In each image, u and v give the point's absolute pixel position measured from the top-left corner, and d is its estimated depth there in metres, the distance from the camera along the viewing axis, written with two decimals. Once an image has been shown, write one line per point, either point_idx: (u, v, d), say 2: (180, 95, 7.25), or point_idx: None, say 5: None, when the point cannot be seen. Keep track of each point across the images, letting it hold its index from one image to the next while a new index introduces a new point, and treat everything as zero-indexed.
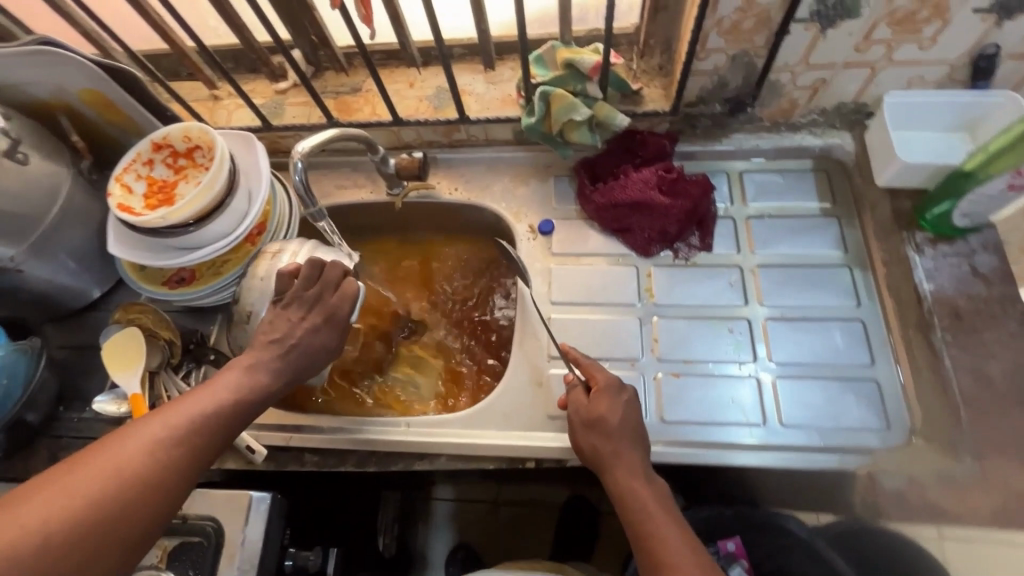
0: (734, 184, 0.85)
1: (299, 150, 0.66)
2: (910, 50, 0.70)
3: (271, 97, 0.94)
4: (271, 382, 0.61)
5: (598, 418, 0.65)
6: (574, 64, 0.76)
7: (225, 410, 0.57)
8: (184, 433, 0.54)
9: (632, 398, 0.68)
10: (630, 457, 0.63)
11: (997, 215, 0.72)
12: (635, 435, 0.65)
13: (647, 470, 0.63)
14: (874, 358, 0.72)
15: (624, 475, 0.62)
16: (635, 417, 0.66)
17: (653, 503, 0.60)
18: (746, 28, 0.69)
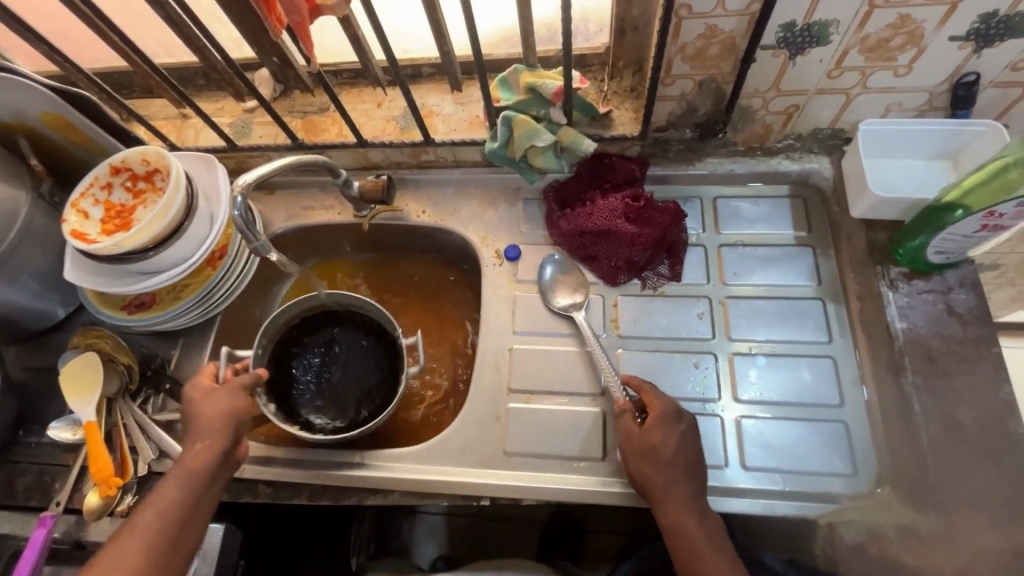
0: (707, 210, 0.82)
1: (241, 183, 0.65)
2: (885, 76, 0.67)
3: (239, 116, 0.92)
4: (213, 449, 0.63)
5: (660, 456, 0.62)
6: (536, 89, 0.74)
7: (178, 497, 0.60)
8: (162, 545, 0.57)
9: (689, 427, 0.65)
10: (681, 493, 0.61)
11: (976, 250, 0.68)
12: (687, 473, 0.62)
13: (698, 509, 0.60)
14: (843, 399, 0.69)
15: (675, 509, 0.60)
16: (692, 450, 0.63)
17: (707, 545, 0.57)
18: (711, 55, 0.67)
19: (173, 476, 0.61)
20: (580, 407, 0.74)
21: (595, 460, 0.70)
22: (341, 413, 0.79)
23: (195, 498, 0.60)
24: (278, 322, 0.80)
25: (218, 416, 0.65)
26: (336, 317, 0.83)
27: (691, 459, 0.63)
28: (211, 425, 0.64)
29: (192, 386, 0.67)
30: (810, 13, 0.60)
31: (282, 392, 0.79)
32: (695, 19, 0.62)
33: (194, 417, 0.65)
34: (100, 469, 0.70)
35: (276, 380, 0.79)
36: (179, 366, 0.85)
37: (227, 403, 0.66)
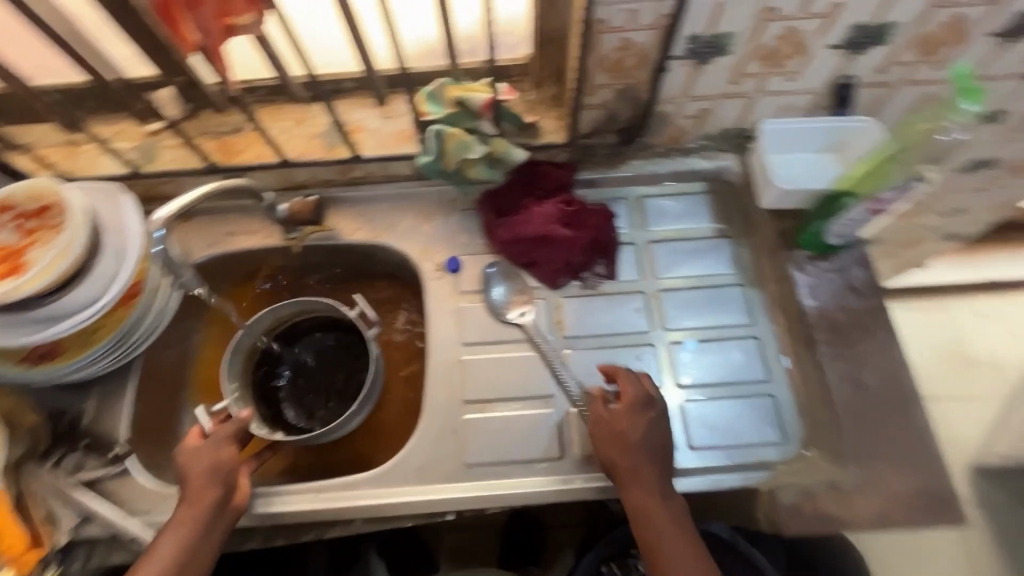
0: (634, 209, 0.87)
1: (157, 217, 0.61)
2: (780, 81, 0.74)
3: (141, 140, 0.85)
4: (205, 500, 0.63)
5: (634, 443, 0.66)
6: (464, 102, 0.74)
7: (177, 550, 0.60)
8: None
9: (659, 414, 0.68)
10: (647, 476, 0.65)
11: (864, 232, 0.77)
12: (658, 457, 0.66)
13: (663, 492, 0.65)
14: (770, 374, 0.76)
15: (641, 493, 0.64)
16: (659, 436, 0.67)
17: (667, 529, 0.63)
18: (628, 65, 0.71)
19: (169, 530, 0.61)
20: (534, 410, 0.76)
21: (554, 460, 0.73)
22: (339, 405, 0.85)
23: (196, 547, 0.61)
24: (242, 367, 0.82)
25: (205, 472, 0.64)
26: (296, 335, 0.87)
27: (663, 440, 0.67)
28: (195, 483, 0.64)
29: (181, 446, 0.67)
30: (713, 26, 0.65)
31: (285, 418, 0.85)
32: (612, 33, 0.66)
33: (181, 476, 0.65)
34: (10, 548, 0.62)
35: (272, 413, 0.85)
36: (96, 419, 0.77)
37: (213, 456, 0.66)
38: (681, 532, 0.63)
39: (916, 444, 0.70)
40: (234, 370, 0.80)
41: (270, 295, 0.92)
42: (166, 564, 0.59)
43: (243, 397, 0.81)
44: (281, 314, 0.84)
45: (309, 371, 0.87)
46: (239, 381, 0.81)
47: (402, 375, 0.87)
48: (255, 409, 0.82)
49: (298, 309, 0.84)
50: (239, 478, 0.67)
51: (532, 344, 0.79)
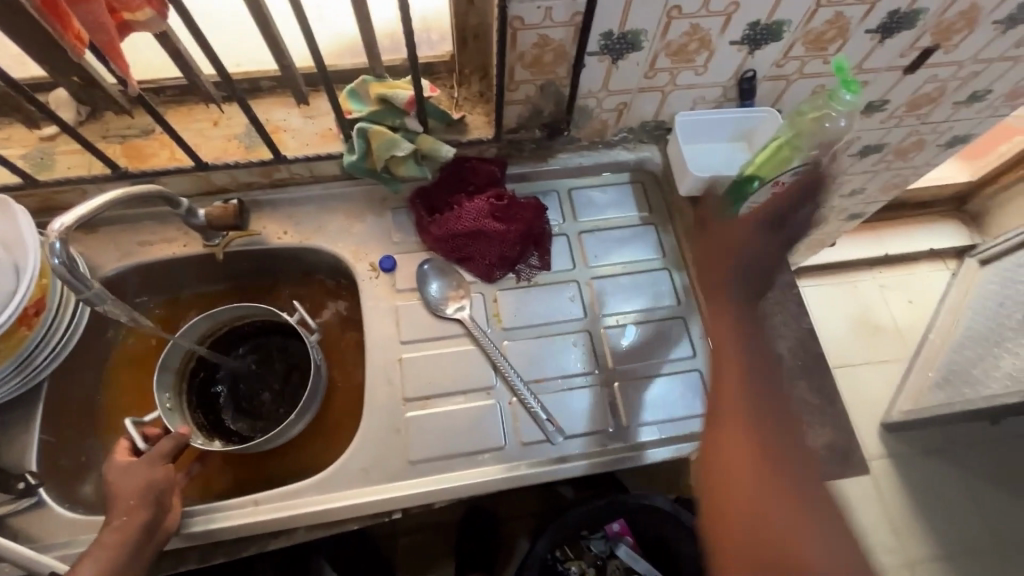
0: (564, 201, 0.90)
1: (56, 228, 0.57)
2: (690, 75, 0.79)
3: (35, 146, 0.78)
4: (136, 522, 0.60)
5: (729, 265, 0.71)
6: (388, 100, 0.74)
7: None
8: None
9: (786, 235, 0.71)
10: (727, 291, 0.70)
11: None
12: (753, 281, 0.69)
13: (740, 307, 0.69)
14: (695, 351, 0.81)
15: (716, 297, 0.70)
16: (769, 254, 0.70)
17: (733, 331, 0.67)
18: (547, 61, 0.73)
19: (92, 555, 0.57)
20: (476, 403, 0.77)
21: (499, 449, 0.74)
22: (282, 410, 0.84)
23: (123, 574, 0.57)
24: (175, 375, 0.78)
25: (137, 491, 0.61)
26: (233, 340, 0.84)
27: (767, 265, 0.69)
28: (125, 503, 0.60)
29: (107, 464, 0.63)
30: (623, 23, 0.68)
31: (225, 427, 0.82)
32: (529, 30, 0.67)
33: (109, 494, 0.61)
34: None
35: (210, 422, 0.82)
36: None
37: (146, 476, 0.63)
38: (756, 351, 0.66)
39: (827, 405, 0.76)
40: (166, 382, 0.76)
41: (193, 306, 0.88)
42: None
43: (178, 408, 0.78)
44: (217, 321, 0.81)
45: (250, 377, 0.85)
46: (171, 393, 0.77)
47: (340, 378, 0.85)
48: (191, 420, 0.79)
49: (232, 315, 0.81)
50: (171, 502, 0.65)
51: (469, 337, 0.80)
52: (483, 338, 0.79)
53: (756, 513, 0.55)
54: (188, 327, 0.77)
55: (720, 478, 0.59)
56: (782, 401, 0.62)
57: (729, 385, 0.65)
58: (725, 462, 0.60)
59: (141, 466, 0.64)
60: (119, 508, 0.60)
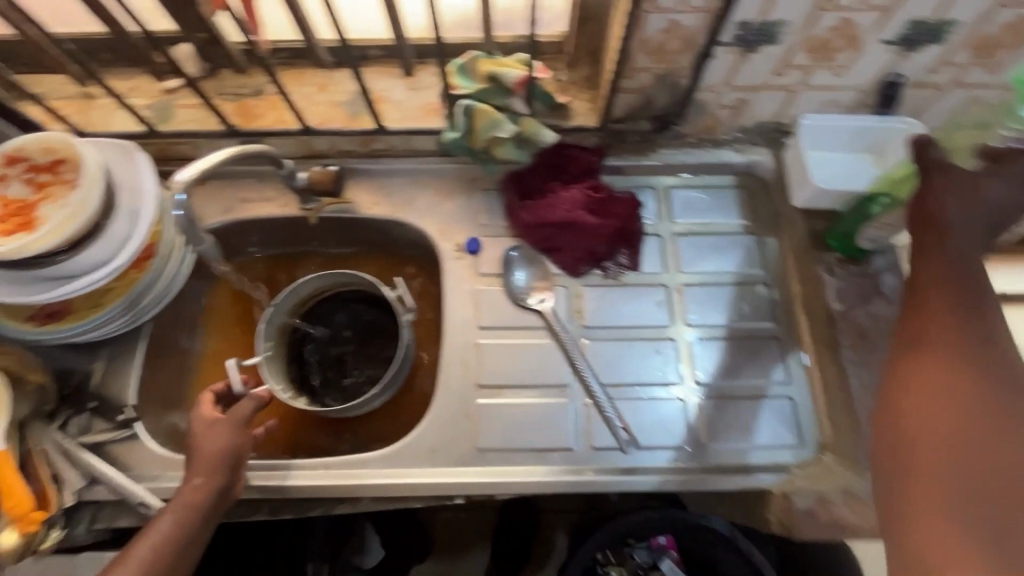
0: (660, 200, 0.84)
1: (178, 180, 0.60)
2: (825, 75, 0.71)
3: (157, 97, 0.82)
4: (211, 487, 0.61)
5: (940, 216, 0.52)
6: (498, 78, 0.72)
7: (174, 533, 0.59)
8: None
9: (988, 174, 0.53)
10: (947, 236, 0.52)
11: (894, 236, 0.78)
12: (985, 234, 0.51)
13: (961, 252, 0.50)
14: (790, 376, 0.75)
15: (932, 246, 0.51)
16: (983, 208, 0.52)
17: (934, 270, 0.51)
18: (671, 49, 0.68)
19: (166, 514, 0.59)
20: (548, 400, 0.74)
21: (568, 450, 0.72)
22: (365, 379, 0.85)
23: (193, 535, 0.60)
24: (279, 327, 0.81)
25: (209, 457, 0.62)
26: (331, 304, 0.86)
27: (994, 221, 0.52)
28: (204, 464, 0.62)
29: (195, 416, 0.65)
30: (765, 12, 0.62)
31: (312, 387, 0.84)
32: (660, 14, 0.63)
33: (191, 449, 0.63)
34: (15, 506, 0.62)
35: (300, 378, 0.84)
36: (103, 383, 0.76)
37: (219, 441, 0.63)
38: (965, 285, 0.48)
39: None
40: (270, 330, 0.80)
41: (280, 263, 0.90)
42: (162, 545, 0.57)
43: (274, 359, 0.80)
44: (317, 284, 0.83)
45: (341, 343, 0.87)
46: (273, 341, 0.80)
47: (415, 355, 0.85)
48: (284, 373, 0.81)
49: (336, 283, 0.83)
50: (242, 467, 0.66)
51: (547, 330, 0.77)
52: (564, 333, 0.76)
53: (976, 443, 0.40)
54: (297, 285, 0.80)
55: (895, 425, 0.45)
56: (993, 323, 0.46)
57: (924, 326, 0.47)
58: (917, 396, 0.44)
59: (216, 429, 0.64)
60: (194, 472, 0.62)
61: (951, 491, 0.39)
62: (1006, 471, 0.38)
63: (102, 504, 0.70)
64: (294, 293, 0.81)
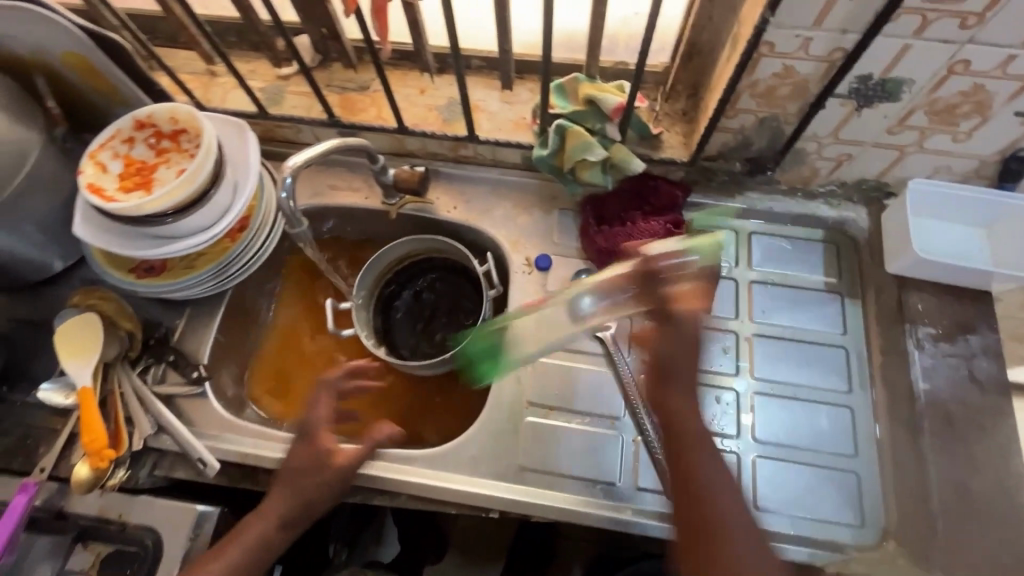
0: (741, 244, 0.82)
1: (291, 166, 0.64)
2: (943, 140, 0.67)
3: (272, 82, 0.87)
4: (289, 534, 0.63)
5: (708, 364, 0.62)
6: (595, 102, 0.72)
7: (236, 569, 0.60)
8: None
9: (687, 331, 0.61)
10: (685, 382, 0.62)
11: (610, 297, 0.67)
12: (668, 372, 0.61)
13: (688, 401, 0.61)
14: (858, 449, 0.71)
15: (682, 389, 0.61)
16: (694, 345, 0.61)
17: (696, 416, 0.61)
18: (780, 95, 0.66)
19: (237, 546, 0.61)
20: (597, 429, 0.73)
21: (611, 484, 0.70)
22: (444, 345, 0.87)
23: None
24: (374, 277, 0.85)
25: (294, 502, 0.64)
26: (421, 270, 0.89)
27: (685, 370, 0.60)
28: (293, 505, 0.64)
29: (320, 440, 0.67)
30: (888, 68, 0.59)
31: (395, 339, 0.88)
32: (775, 58, 0.61)
33: (291, 480, 0.65)
34: (94, 439, 0.68)
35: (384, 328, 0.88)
36: (183, 339, 0.81)
37: (314, 486, 0.65)
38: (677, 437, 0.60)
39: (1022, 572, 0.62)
40: (364, 280, 0.84)
41: (354, 248, 0.93)
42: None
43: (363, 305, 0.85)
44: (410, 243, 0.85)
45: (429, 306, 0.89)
46: (367, 292, 0.85)
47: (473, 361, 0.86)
48: (370, 321, 0.85)
49: (420, 249, 0.86)
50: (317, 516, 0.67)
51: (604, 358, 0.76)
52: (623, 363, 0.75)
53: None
54: (386, 248, 0.84)
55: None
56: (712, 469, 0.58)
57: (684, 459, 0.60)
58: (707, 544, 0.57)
59: (315, 466, 0.65)
60: (273, 511, 0.64)
61: None
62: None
63: (164, 451, 0.75)
64: (393, 250, 0.85)
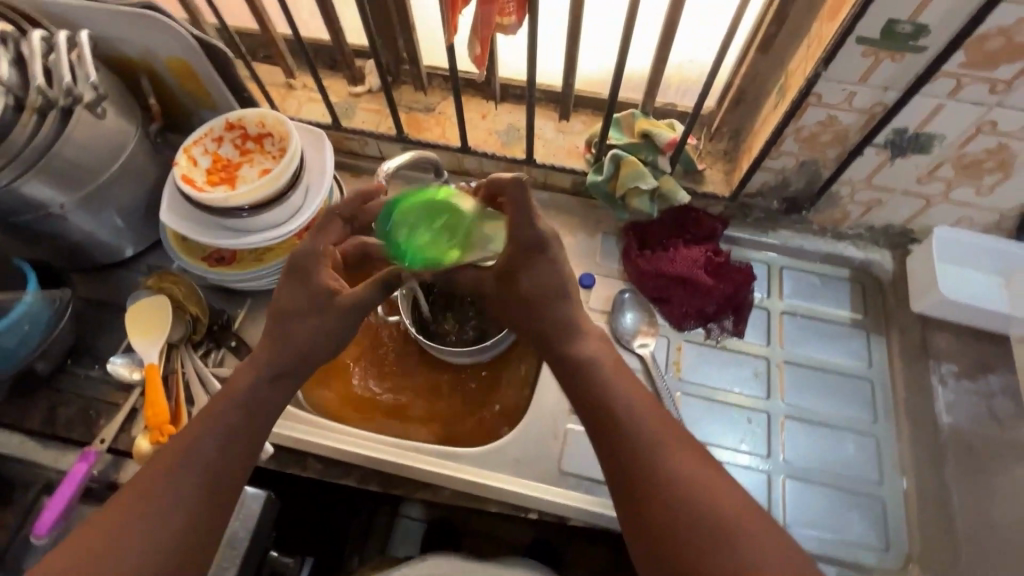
0: (773, 277, 0.87)
1: (384, 171, 0.68)
2: (967, 192, 0.74)
3: (344, 98, 0.94)
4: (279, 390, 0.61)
5: (519, 292, 0.63)
6: (649, 136, 0.79)
7: (232, 422, 0.57)
8: (216, 466, 0.55)
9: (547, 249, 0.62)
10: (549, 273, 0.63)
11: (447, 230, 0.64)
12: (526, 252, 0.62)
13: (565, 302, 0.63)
14: (882, 477, 0.74)
15: (549, 282, 0.63)
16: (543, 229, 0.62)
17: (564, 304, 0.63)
18: (822, 141, 0.72)
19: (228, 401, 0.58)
20: None
21: None
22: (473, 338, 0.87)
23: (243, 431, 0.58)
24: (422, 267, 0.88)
25: (287, 354, 0.61)
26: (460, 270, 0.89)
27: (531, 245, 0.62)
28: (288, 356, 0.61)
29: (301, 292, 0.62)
30: (922, 124, 0.66)
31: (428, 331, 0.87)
32: (821, 108, 0.68)
33: (280, 333, 0.61)
34: (157, 414, 0.72)
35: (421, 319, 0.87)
36: (241, 330, 0.85)
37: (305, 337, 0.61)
38: (553, 346, 0.62)
39: None
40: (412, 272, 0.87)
41: None
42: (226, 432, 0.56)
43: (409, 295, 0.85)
44: None
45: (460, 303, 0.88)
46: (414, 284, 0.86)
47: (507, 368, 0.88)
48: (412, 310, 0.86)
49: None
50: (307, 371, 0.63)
51: (638, 374, 0.81)
52: (660, 382, 0.78)
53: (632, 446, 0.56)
54: None
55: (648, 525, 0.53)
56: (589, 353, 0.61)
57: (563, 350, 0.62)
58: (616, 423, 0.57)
59: (309, 317, 0.62)
60: (261, 365, 0.61)
61: (680, 477, 0.54)
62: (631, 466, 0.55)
63: None
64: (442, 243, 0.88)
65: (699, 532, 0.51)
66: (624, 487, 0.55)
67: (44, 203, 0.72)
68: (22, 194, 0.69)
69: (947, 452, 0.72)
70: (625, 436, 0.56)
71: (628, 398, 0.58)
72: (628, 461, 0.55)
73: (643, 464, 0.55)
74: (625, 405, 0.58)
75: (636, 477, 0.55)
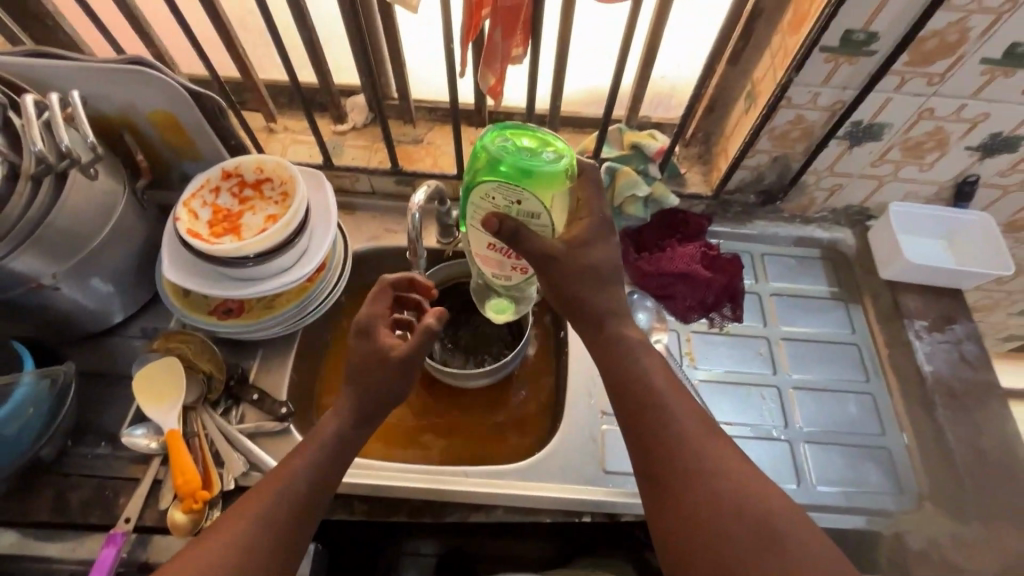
0: (757, 264, 0.95)
1: (417, 201, 0.67)
2: (912, 170, 0.85)
3: (329, 137, 0.94)
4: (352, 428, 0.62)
5: (583, 263, 0.65)
6: (639, 147, 0.86)
7: (317, 462, 0.59)
8: (295, 507, 0.57)
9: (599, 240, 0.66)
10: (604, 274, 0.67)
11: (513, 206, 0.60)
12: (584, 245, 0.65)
13: (601, 303, 0.67)
14: (884, 429, 0.82)
15: (588, 285, 0.66)
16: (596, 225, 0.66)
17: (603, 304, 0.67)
18: (791, 137, 0.81)
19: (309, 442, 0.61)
20: None
21: None
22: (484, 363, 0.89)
23: (326, 466, 0.60)
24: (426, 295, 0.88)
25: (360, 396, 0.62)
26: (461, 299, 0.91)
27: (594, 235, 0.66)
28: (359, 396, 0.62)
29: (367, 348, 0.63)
30: (875, 115, 0.76)
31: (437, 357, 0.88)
32: (790, 109, 0.76)
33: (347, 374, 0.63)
34: (188, 481, 0.68)
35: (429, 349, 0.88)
36: (257, 380, 0.82)
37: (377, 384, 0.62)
38: (603, 326, 0.68)
39: None
40: None
41: None
42: (310, 472, 0.59)
43: None
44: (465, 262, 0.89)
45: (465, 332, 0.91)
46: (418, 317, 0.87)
47: (529, 384, 0.90)
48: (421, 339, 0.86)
49: (466, 273, 0.90)
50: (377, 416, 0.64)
51: None
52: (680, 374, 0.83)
53: (658, 435, 0.61)
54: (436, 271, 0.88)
55: (673, 525, 0.58)
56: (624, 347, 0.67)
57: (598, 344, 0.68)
58: (646, 413, 0.63)
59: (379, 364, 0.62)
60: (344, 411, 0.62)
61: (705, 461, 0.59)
62: (657, 452, 0.61)
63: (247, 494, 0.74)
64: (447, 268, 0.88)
65: (723, 509, 0.56)
66: (655, 475, 0.60)
67: (34, 275, 0.67)
68: (12, 269, 0.65)
69: (933, 397, 0.82)
70: (654, 424, 0.62)
71: (663, 393, 0.64)
72: (655, 446, 0.61)
73: (669, 449, 0.60)
74: (654, 396, 0.63)
75: (663, 461, 0.60)
